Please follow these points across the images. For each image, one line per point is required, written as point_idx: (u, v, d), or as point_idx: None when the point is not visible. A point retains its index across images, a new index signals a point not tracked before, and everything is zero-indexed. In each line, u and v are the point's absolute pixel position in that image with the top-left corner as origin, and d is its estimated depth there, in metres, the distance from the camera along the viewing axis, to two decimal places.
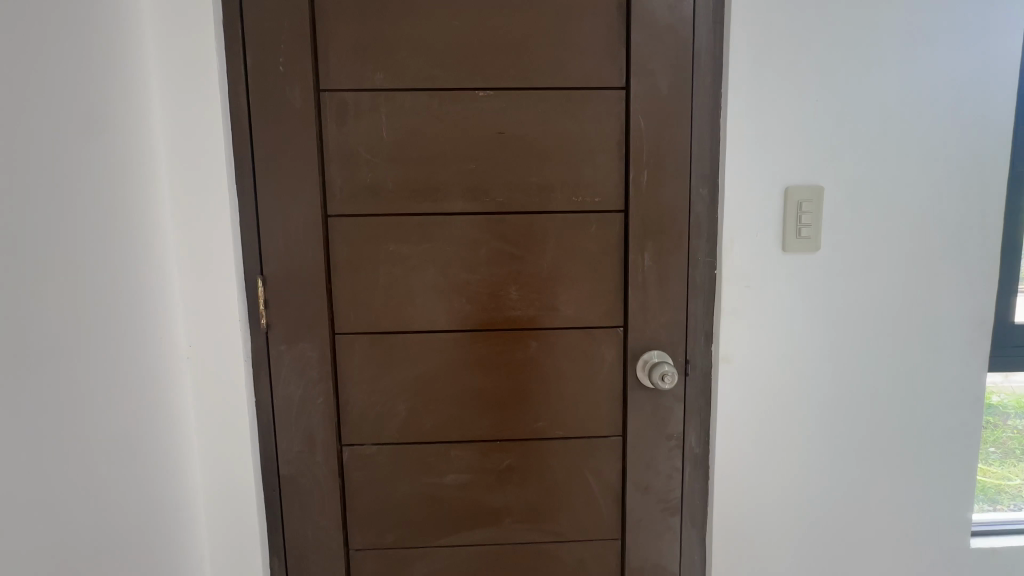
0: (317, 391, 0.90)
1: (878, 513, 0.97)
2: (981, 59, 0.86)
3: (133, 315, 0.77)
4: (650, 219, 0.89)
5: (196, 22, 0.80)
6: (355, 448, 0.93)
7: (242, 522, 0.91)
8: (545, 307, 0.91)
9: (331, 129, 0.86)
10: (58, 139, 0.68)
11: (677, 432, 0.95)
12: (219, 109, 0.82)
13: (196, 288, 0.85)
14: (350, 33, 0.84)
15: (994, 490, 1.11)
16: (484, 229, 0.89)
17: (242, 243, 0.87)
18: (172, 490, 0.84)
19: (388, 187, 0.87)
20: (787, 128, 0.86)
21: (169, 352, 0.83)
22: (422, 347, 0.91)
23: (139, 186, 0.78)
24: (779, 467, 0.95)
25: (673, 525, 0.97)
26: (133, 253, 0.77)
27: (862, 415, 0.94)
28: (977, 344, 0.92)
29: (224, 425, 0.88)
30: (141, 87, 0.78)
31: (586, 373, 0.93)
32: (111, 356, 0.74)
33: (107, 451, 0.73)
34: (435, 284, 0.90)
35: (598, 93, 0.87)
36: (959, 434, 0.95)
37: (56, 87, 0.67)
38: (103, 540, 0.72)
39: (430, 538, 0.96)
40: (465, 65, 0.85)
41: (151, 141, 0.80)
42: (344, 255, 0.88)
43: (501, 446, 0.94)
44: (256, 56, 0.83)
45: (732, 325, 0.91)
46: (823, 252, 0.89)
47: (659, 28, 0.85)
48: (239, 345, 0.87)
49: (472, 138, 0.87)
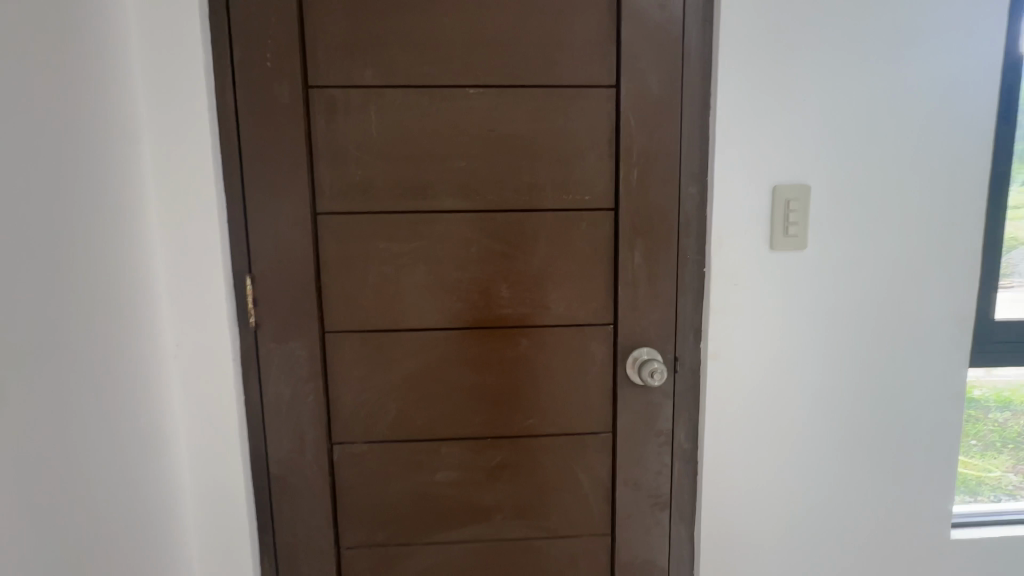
0: (308, 390, 0.90)
1: (862, 506, 0.99)
2: (964, 59, 0.87)
3: (117, 315, 0.76)
4: (640, 217, 0.90)
5: (182, 17, 0.79)
6: (346, 446, 0.93)
7: (232, 522, 0.90)
8: (536, 304, 0.91)
9: (321, 126, 0.85)
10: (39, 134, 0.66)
11: (666, 428, 0.96)
12: (205, 106, 0.81)
13: (183, 287, 0.84)
14: (339, 28, 0.83)
15: (975, 482, 1.14)
16: (475, 226, 0.89)
17: (230, 241, 0.86)
18: (160, 490, 0.84)
19: (378, 184, 0.87)
20: (775, 126, 0.87)
21: (155, 352, 0.83)
22: (413, 345, 0.91)
23: (120, 184, 0.77)
24: (766, 462, 0.96)
25: (663, 519, 0.98)
26: (116, 252, 0.76)
27: (847, 410, 0.96)
28: (958, 339, 0.94)
29: (212, 425, 0.88)
30: (124, 84, 0.77)
31: (576, 370, 0.94)
32: (95, 356, 0.73)
33: (92, 451, 0.72)
34: (426, 282, 0.90)
35: (589, 91, 0.87)
36: (941, 428, 0.97)
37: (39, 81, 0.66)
38: (89, 541, 0.72)
39: (421, 535, 0.96)
40: (456, 62, 0.85)
41: (134, 139, 0.79)
42: (334, 253, 0.88)
43: (492, 443, 0.95)
44: (244, 51, 0.82)
45: (721, 322, 0.92)
46: (810, 250, 0.91)
47: (649, 25, 0.85)
48: (228, 344, 0.86)
49: (462, 135, 0.86)
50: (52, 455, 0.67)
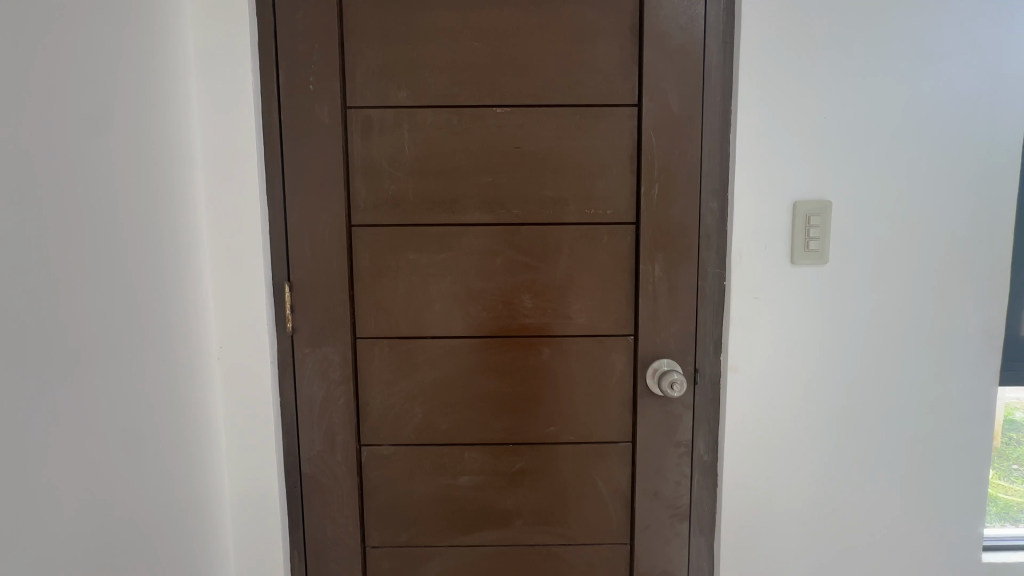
0: (338, 393, 0.94)
1: (888, 523, 0.98)
2: (988, 75, 0.88)
3: (163, 317, 0.82)
4: (661, 230, 0.92)
5: (233, 43, 0.86)
6: (374, 448, 0.97)
7: (265, 516, 0.95)
8: (557, 315, 0.94)
9: (356, 143, 0.90)
10: (92, 147, 0.71)
11: (686, 439, 0.97)
12: (252, 124, 0.87)
13: (227, 292, 0.90)
14: (375, 52, 0.89)
15: (1019, 508, 1.10)
16: (499, 239, 0.93)
17: (270, 250, 0.92)
18: (201, 482, 0.89)
19: (409, 198, 0.91)
20: (795, 142, 0.88)
21: (202, 353, 0.89)
22: (439, 353, 0.95)
23: (174, 196, 0.83)
24: (787, 476, 0.96)
25: (682, 531, 0.99)
26: (166, 259, 0.82)
27: (870, 425, 0.95)
28: (987, 357, 0.93)
29: (250, 423, 0.93)
30: (180, 102, 0.84)
31: (596, 379, 0.96)
32: (148, 354, 0.79)
33: (141, 444, 0.78)
34: (452, 291, 0.94)
35: (611, 109, 0.90)
36: (970, 447, 0.95)
37: (93, 99, 0.72)
38: (135, 526, 0.77)
39: (443, 537, 0.99)
40: (484, 83, 0.89)
41: (188, 153, 0.85)
42: (366, 264, 0.93)
43: (513, 449, 0.97)
44: (288, 74, 0.88)
45: (741, 335, 0.92)
46: (832, 265, 0.91)
47: (670, 46, 0.88)
48: (266, 347, 0.91)
49: (489, 153, 0.91)
50: (90, 447, 0.71)
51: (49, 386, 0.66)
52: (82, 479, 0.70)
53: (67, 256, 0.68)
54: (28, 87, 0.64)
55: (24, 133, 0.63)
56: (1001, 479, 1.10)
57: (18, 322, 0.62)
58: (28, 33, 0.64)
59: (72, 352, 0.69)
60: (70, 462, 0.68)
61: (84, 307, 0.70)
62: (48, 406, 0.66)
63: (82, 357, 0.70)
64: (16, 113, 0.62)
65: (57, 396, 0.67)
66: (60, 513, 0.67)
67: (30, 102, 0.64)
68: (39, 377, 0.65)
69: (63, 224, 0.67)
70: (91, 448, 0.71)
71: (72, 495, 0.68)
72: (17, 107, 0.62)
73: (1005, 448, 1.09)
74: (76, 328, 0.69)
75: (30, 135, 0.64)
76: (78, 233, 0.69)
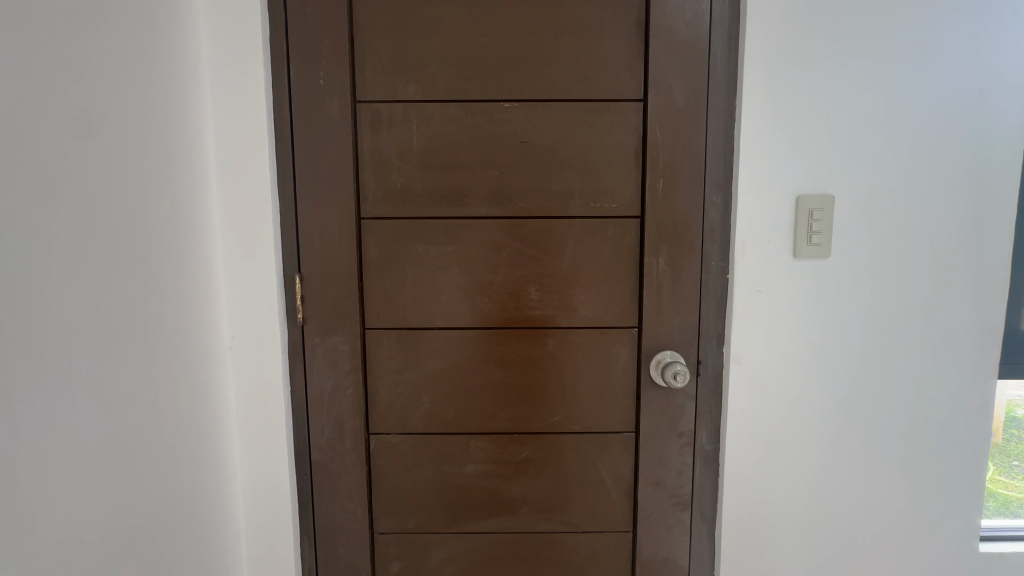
0: (348, 382, 0.96)
1: (887, 514, 0.99)
2: (990, 72, 0.88)
3: (179, 307, 0.84)
4: (665, 224, 0.93)
5: (246, 39, 0.88)
6: (381, 437, 0.99)
7: (276, 503, 0.97)
8: (563, 306, 0.96)
9: (366, 137, 0.92)
10: (112, 139, 0.73)
11: (688, 430, 0.98)
12: (265, 118, 0.89)
13: (239, 285, 0.92)
14: (385, 47, 0.90)
15: (1018, 504, 1.11)
16: (505, 232, 0.94)
17: (281, 242, 0.93)
18: (214, 468, 0.91)
19: (417, 190, 0.93)
20: (799, 138, 0.90)
21: (215, 342, 0.91)
22: (445, 343, 0.97)
23: (190, 191, 0.85)
24: (788, 466, 0.98)
25: (684, 519, 1.01)
26: (182, 252, 0.84)
27: (870, 416, 0.97)
28: (987, 352, 0.94)
29: (261, 412, 0.95)
30: (194, 99, 0.86)
31: (600, 370, 0.97)
32: (165, 343, 0.82)
33: (157, 429, 0.81)
34: (459, 283, 0.95)
35: (617, 105, 0.92)
36: (970, 440, 0.97)
37: (113, 92, 0.73)
38: (151, 508, 0.80)
39: (449, 524, 1.01)
40: (490, 78, 0.91)
41: (202, 148, 0.88)
42: (375, 256, 0.94)
43: (518, 439, 0.99)
44: (299, 69, 0.90)
45: (744, 327, 0.94)
46: (833, 259, 0.92)
47: (676, 41, 0.89)
48: (278, 337, 0.94)
49: (496, 147, 0.92)
50: (103, 432, 0.72)
51: (68, 374, 0.67)
52: (94, 463, 0.71)
53: (77, 243, 0.68)
54: (43, 76, 0.64)
55: (36, 120, 0.63)
56: (1000, 474, 1.12)
57: (34, 309, 0.63)
58: (47, 22, 0.65)
59: (86, 336, 0.69)
60: (82, 446, 0.69)
61: (97, 295, 0.71)
62: (54, 395, 0.66)
63: (96, 342, 0.71)
64: (41, 105, 0.64)
65: (72, 385, 0.68)
66: (82, 493, 0.69)
67: (42, 88, 0.64)
68: (61, 363, 0.66)
69: (77, 209, 0.68)
70: (102, 434, 0.72)
71: (82, 477, 0.69)
72: (30, 92, 0.62)
73: (1006, 444, 1.11)
74: (98, 317, 0.71)
75: (43, 121, 0.64)
76: (92, 219, 0.70)
